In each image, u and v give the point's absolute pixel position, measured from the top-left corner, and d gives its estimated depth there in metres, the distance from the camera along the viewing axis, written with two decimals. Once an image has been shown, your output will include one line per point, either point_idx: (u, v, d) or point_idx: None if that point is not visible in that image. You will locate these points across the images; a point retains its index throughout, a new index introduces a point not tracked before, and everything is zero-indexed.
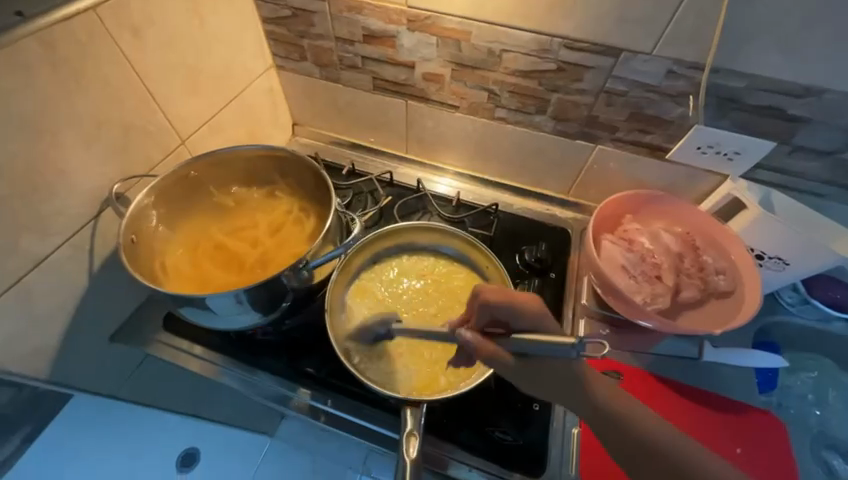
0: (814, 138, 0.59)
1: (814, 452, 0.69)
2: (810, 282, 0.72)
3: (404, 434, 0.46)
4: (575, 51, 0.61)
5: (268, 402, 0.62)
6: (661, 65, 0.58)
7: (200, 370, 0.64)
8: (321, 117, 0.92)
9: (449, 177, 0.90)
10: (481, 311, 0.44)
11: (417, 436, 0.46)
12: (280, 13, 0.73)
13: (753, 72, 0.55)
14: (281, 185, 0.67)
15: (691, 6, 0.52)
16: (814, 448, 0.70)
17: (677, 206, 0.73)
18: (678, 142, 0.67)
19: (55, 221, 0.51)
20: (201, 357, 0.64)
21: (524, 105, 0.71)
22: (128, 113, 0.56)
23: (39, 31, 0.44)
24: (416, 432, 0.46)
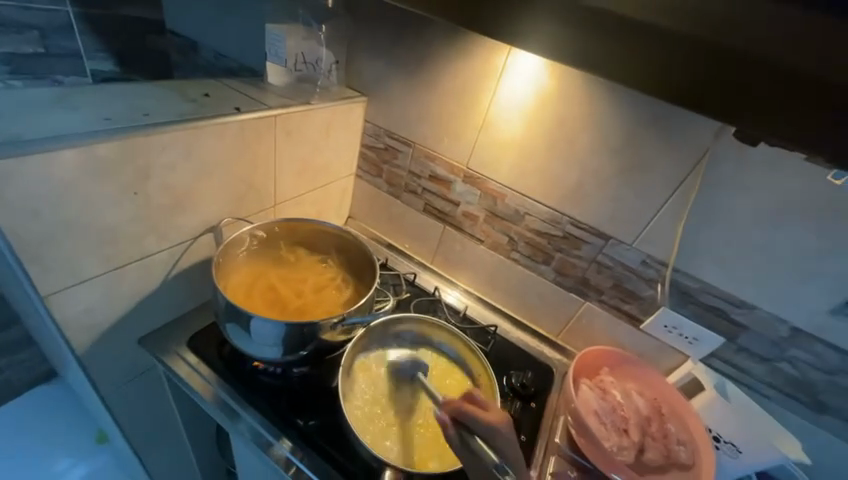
0: (754, 344, 0.73)
1: None
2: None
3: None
4: (578, 228, 0.83)
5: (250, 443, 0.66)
6: (638, 255, 0.79)
7: (201, 392, 0.69)
8: (373, 217, 1.15)
9: (462, 293, 1.06)
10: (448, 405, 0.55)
11: None
12: (376, 144, 1.02)
13: (705, 280, 0.74)
14: (333, 257, 0.84)
15: (659, 223, 0.74)
16: None
17: (648, 374, 0.83)
18: (650, 316, 0.82)
19: (172, 231, 0.66)
20: (206, 380, 0.70)
21: (534, 254, 0.92)
22: (257, 177, 0.77)
23: (242, 120, 0.68)
24: None
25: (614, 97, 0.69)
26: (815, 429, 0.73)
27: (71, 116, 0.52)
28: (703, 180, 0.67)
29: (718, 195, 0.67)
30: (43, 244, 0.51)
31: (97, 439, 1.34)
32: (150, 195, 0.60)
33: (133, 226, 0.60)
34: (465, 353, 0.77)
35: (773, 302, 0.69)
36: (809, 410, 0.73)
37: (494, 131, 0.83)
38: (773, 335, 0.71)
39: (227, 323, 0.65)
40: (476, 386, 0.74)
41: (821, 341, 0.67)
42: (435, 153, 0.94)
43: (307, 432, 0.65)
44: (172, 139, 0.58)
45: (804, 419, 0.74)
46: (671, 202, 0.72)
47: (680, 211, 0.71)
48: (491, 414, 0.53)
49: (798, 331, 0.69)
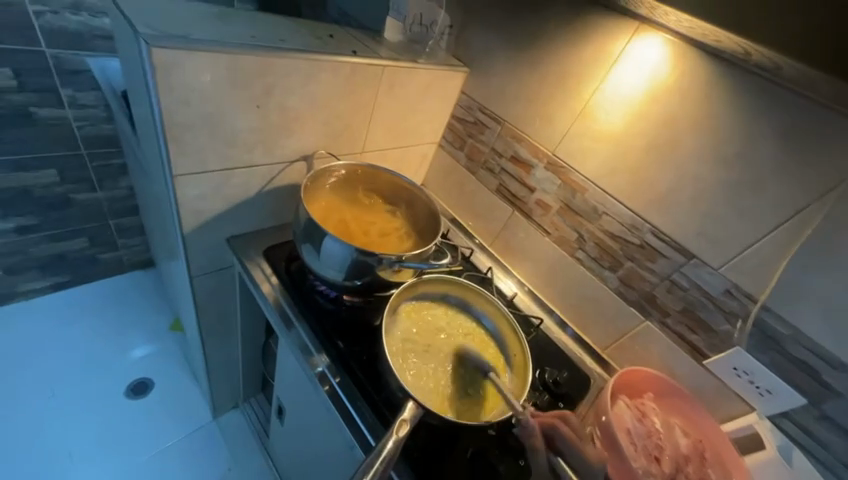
0: (843, 415, 0.63)
1: None
2: None
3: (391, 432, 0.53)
4: (659, 240, 0.77)
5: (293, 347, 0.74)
6: (722, 282, 0.71)
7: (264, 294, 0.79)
8: (444, 189, 1.18)
9: (514, 281, 1.04)
10: (565, 442, 0.56)
11: (407, 424, 0.55)
12: (466, 117, 1.03)
13: (798, 328, 0.65)
14: (402, 210, 0.88)
15: (758, 252, 0.66)
16: None
17: (699, 413, 0.76)
18: (718, 353, 0.75)
19: (276, 151, 0.75)
20: (272, 286, 0.80)
21: (601, 258, 0.87)
22: (354, 121, 0.83)
23: (356, 63, 0.74)
24: (408, 419, 0.55)
25: (741, 102, 0.62)
26: None
27: (227, 30, 0.62)
28: (829, 214, 0.59)
29: (843, 235, 0.58)
30: (185, 130, 0.61)
31: (170, 326, 1.56)
32: (268, 112, 0.68)
33: (250, 136, 0.69)
34: (505, 331, 0.76)
35: None
36: None
37: (592, 121, 0.80)
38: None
39: (302, 240, 0.75)
40: (507, 363, 0.74)
41: None
42: (523, 135, 0.93)
43: (342, 354, 0.71)
44: (297, 65, 0.66)
45: None
46: (780, 232, 0.63)
47: (787, 244, 0.63)
48: (587, 446, 0.57)
49: None
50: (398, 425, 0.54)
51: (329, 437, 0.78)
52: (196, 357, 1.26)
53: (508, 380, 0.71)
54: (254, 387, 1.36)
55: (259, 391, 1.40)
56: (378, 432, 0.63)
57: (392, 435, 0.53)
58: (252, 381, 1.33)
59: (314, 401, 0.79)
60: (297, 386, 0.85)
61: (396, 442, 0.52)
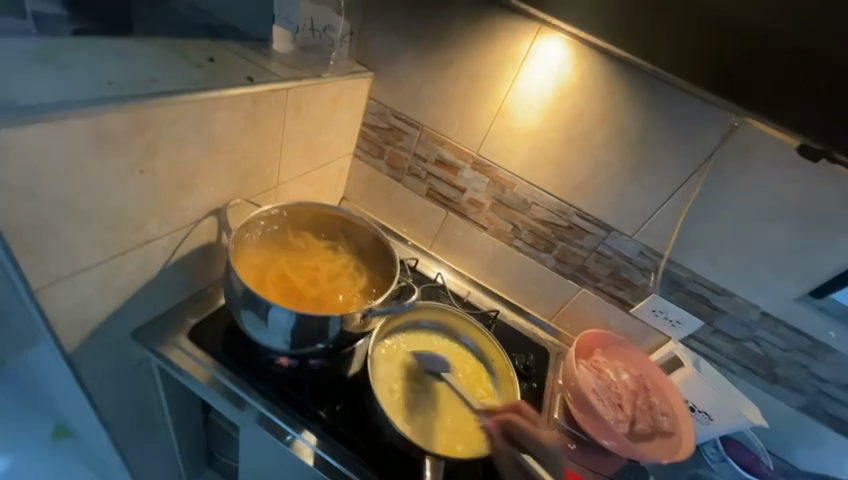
0: (728, 326, 0.83)
1: None
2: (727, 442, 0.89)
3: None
4: (584, 219, 0.87)
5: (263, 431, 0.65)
6: (636, 246, 0.84)
7: (204, 382, 0.67)
8: (369, 200, 1.11)
9: (461, 279, 1.07)
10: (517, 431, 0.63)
11: None
12: (380, 124, 0.98)
13: (693, 270, 0.81)
14: (343, 243, 0.81)
15: (659, 218, 0.79)
16: None
17: (635, 353, 0.91)
18: (640, 301, 0.90)
19: (175, 216, 0.60)
20: (210, 370, 0.68)
21: (537, 243, 0.95)
22: (263, 156, 0.71)
23: (256, 93, 0.61)
24: None
25: (634, 95, 0.72)
26: (768, 396, 0.86)
27: (66, 79, 0.44)
28: (705, 180, 0.73)
29: (716, 195, 0.73)
30: (38, 228, 0.43)
31: None
32: (156, 175, 0.53)
33: (137, 208, 0.53)
34: (480, 339, 0.78)
35: (749, 290, 0.78)
36: (765, 381, 0.85)
37: (511, 119, 0.83)
38: (745, 318, 0.81)
39: (243, 314, 0.63)
40: (489, 371, 0.76)
41: (784, 324, 0.78)
42: (445, 138, 0.92)
43: (329, 422, 0.64)
44: (185, 110, 0.51)
45: (761, 389, 0.86)
46: (673, 199, 0.77)
47: (680, 208, 0.77)
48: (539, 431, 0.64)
49: (767, 314, 0.79)
50: None
51: None
52: (109, 468, 1.00)
53: (496, 387, 0.73)
54: (197, 469, 1.16)
55: (206, 470, 1.20)
56: None
57: None
58: (196, 464, 1.13)
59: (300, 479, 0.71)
60: (272, 467, 0.75)
61: None
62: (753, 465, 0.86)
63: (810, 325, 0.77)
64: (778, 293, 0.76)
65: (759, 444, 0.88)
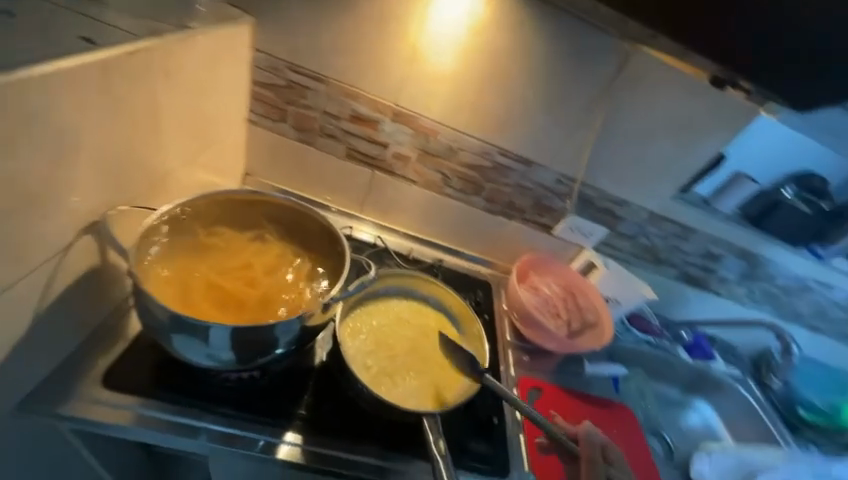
0: (626, 228, 1.00)
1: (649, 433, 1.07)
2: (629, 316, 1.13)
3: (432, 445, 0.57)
4: (506, 157, 0.90)
5: (228, 448, 0.58)
6: (553, 175, 0.92)
7: (131, 424, 0.57)
8: (280, 172, 0.98)
9: (400, 236, 1.05)
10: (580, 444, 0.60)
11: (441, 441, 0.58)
12: (274, 81, 0.83)
13: (599, 188, 0.93)
14: (270, 229, 0.70)
15: (569, 146, 0.87)
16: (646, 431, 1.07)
17: (560, 267, 1.05)
18: (560, 223, 1.01)
19: (34, 248, 0.44)
20: (143, 410, 0.58)
21: (466, 187, 0.97)
22: (136, 144, 0.55)
23: (102, 59, 0.45)
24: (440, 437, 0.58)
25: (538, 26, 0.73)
26: (654, 275, 1.09)
27: None
28: (604, 105, 0.81)
29: (612, 118, 0.82)
30: None
31: None
32: None
33: None
34: (438, 292, 0.79)
35: (639, 196, 0.94)
36: (651, 264, 1.08)
37: (423, 63, 0.78)
38: (637, 219, 0.98)
39: (175, 338, 0.53)
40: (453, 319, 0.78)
41: (664, 218, 0.97)
42: (355, 89, 0.83)
43: (311, 416, 0.64)
44: None
45: (649, 271, 1.09)
46: (580, 127, 0.84)
47: (585, 134, 0.85)
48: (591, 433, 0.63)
49: (652, 213, 0.97)
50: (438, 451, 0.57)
51: None
52: None
53: (461, 332, 0.77)
54: None
55: None
56: (391, 453, 0.64)
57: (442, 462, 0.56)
58: None
59: None
60: None
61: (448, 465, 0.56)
62: (646, 326, 1.14)
63: (679, 213, 0.97)
64: (659, 195, 0.93)
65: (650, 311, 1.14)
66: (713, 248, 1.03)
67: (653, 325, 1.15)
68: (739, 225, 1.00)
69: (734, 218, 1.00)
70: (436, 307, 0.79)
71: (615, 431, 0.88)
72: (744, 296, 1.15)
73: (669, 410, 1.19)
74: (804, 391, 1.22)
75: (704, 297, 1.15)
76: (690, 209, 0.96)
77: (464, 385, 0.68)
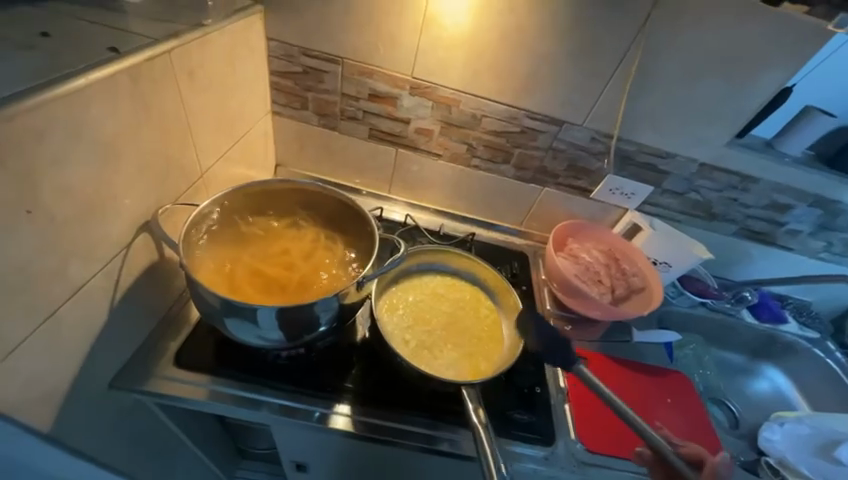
0: (673, 184, 0.92)
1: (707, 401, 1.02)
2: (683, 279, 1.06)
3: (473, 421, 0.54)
4: (535, 120, 0.85)
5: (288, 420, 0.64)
6: (587, 133, 0.86)
7: (207, 398, 0.63)
8: (309, 160, 1.01)
9: (430, 212, 1.05)
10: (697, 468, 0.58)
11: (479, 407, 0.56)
12: (291, 68, 0.84)
13: (640, 142, 0.86)
14: (304, 216, 0.73)
15: (604, 100, 0.80)
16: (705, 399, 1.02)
17: (601, 231, 1.00)
18: (598, 185, 0.95)
19: (98, 248, 0.49)
20: (210, 385, 0.64)
21: (494, 156, 0.93)
22: (171, 145, 0.58)
23: (129, 66, 0.48)
24: (478, 403, 0.56)
25: None
26: (709, 232, 1.00)
27: None
28: (642, 48, 0.73)
29: (652, 61, 0.74)
30: None
31: None
32: (49, 207, 0.42)
33: (44, 254, 0.42)
34: (471, 266, 0.78)
35: (688, 147, 0.85)
36: (705, 221, 0.99)
37: (438, 29, 0.75)
38: (686, 173, 0.90)
39: (229, 321, 0.58)
40: (489, 291, 0.77)
41: (718, 168, 0.88)
42: (371, 67, 0.81)
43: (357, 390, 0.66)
44: (49, 115, 0.39)
45: (702, 228, 1.00)
46: (615, 76, 0.77)
47: (622, 84, 0.77)
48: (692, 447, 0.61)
49: (704, 165, 0.88)
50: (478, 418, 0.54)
51: (382, 461, 0.75)
52: None
53: (499, 303, 0.76)
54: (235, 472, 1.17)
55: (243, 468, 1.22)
56: (437, 422, 0.66)
57: (480, 427, 0.53)
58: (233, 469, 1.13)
59: (343, 449, 0.73)
60: (314, 449, 0.77)
61: (487, 429, 0.53)
62: (704, 290, 1.05)
63: (738, 162, 0.87)
64: (711, 143, 0.84)
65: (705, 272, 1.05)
66: (779, 198, 0.92)
67: (711, 288, 1.06)
68: (812, 168, 0.87)
69: (806, 163, 0.88)
70: (470, 280, 0.78)
71: (669, 399, 0.83)
72: (819, 249, 1.02)
73: (731, 375, 1.12)
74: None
75: (770, 252, 1.04)
76: (752, 156, 0.86)
77: (504, 355, 0.67)
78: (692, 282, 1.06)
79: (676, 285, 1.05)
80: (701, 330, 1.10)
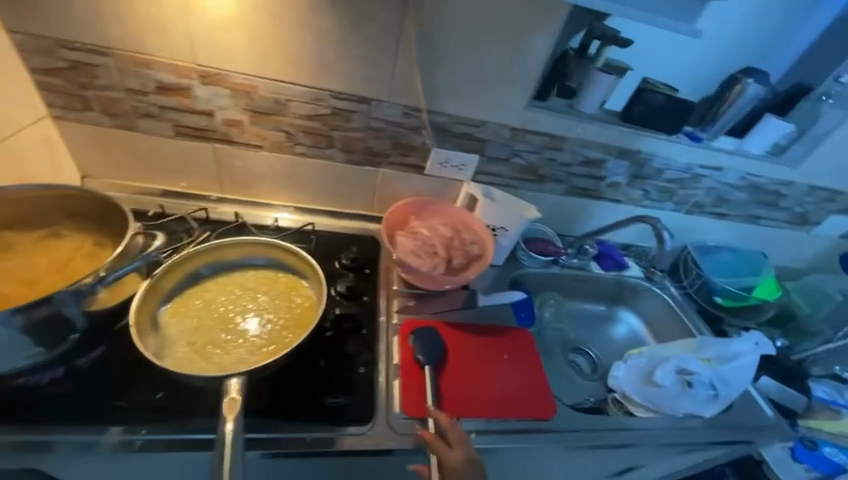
0: (495, 151, 0.97)
1: (566, 355, 1.09)
2: (529, 241, 1.11)
3: (223, 423, 0.51)
4: (341, 99, 0.84)
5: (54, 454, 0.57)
6: (398, 108, 0.86)
7: None
8: (118, 167, 0.91)
9: (271, 209, 0.99)
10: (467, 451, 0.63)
11: (237, 403, 0.53)
12: (54, 64, 0.75)
13: (449, 112, 0.88)
14: (68, 224, 0.69)
15: (399, 73, 0.81)
16: (566, 353, 1.10)
17: (442, 206, 1.00)
18: (429, 161, 0.97)
19: None
20: None
21: (316, 141, 0.90)
22: None
23: None
24: (236, 397, 0.53)
25: None
26: (542, 194, 1.07)
27: None
28: (415, 18, 0.74)
29: (430, 31, 0.76)
30: None
31: None
32: None
33: None
34: (276, 254, 0.73)
35: (493, 114, 0.89)
36: (536, 183, 1.05)
37: (204, 9, 0.71)
38: (502, 139, 0.94)
39: None
40: (300, 276, 0.73)
41: (526, 131, 0.94)
42: (146, 56, 0.75)
43: (133, 410, 0.61)
44: None
45: (536, 191, 1.06)
46: (401, 48, 0.77)
47: (410, 55, 0.78)
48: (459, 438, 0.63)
49: (514, 129, 0.93)
50: (228, 414, 0.52)
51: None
52: None
53: (309, 288, 0.71)
54: None
55: None
56: None
57: (227, 433, 0.50)
58: None
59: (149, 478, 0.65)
60: None
61: (236, 430, 0.51)
62: (550, 249, 1.11)
63: (543, 123, 0.93)
64: (511, 108, 0.88)
65: (549, 233, 1.12)
66: (590, 153, 1.00)
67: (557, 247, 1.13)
68: (607, 122, 0.96)
69: (601, 118, 0.97)
70: (278, 269, 0.73)
71: (505, 354, 0.83)
72: (641, 197, 1.12)
73: (593, 325, 1.20)
74: (717, 279, 1.17)
75: (602, 205, 1.13)
76: (553, 117, 0.92)
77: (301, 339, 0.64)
78: (538, 242, 1.11)
79: (523, 247, 1.09)
80: (556, 287, 1.17)
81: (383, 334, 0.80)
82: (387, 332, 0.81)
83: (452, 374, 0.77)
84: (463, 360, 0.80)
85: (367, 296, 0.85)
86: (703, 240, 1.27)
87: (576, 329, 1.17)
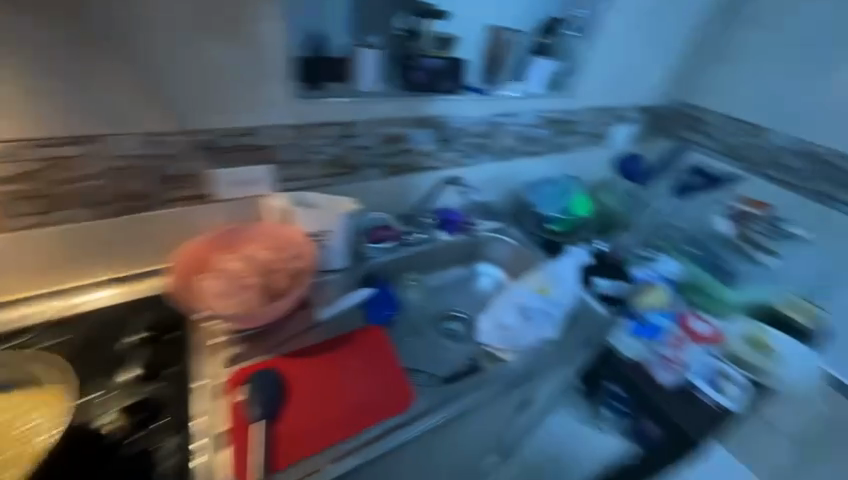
0: (287, 153, 0.88)
1: (447, 328, 1.05)
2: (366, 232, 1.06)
3: None
4: (46, 145, 0.69)
5: None
6: (133, 139, 0.74)
7: None
8: None
9: (32, 304, 0.79)
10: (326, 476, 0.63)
11: None
12: None
13: (205, 128, 0.78)
14: None
15: (107, 95, 0.69)
16: (446, 327, 1.05)
17: (250, 230, 0.88)
18: (211, 186, 0.84)
19: None
20: None
21: (47, 204, 0.74)
22: None
23: None
24: None
25: None
26: (360, 182, 1.02)
27: None
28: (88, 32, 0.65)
29: (119, 42, 0.67)
30: None
31: None
32: None
33: None
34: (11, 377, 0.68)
35: (255, 113, 0.82)
36: (350, 175, 1.00)
37: None
38: (286, 139, 0.87)
39: None
40: (43, 386, 0.68)
41: (308, 124, 0.88)
42: None
43: None
44: None
45: (353, 182, 1.01)
46: (95, 66, 0.67)
47: (112, 74, 0.68)
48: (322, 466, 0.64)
49: (293, 125, 0.86)
50: None
51: None
52: None
53: (54, 396, 0.66)
54: None
55: None
56: None
57: None
58: None
59: None
60: None
61: None
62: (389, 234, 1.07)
63: (325, 111, 0.88)
64: (273, 102, 0.82)
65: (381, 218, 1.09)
66: (386, 130, 0.98)
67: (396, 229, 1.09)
68: (389, 96, 0.95)
69: (382, 94, 0.96)
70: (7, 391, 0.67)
71: (348, 368, 0.76)
72: (459, 157, 1.16)
73: (467, 289, 1.18)
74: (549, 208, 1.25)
75: (423, 174, 1.13)
76: (335, 102, 0.89)
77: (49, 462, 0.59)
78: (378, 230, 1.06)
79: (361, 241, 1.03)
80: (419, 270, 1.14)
81: (199, 404, 0.68)
82: (207, 398, 0.68)
83: (296, 407, 0.68)
84: (308, 386, 0.71)
85: (175, 367, 0.73)
86: (525, 178, 1.36)
87: (452, 297, 1.14)
